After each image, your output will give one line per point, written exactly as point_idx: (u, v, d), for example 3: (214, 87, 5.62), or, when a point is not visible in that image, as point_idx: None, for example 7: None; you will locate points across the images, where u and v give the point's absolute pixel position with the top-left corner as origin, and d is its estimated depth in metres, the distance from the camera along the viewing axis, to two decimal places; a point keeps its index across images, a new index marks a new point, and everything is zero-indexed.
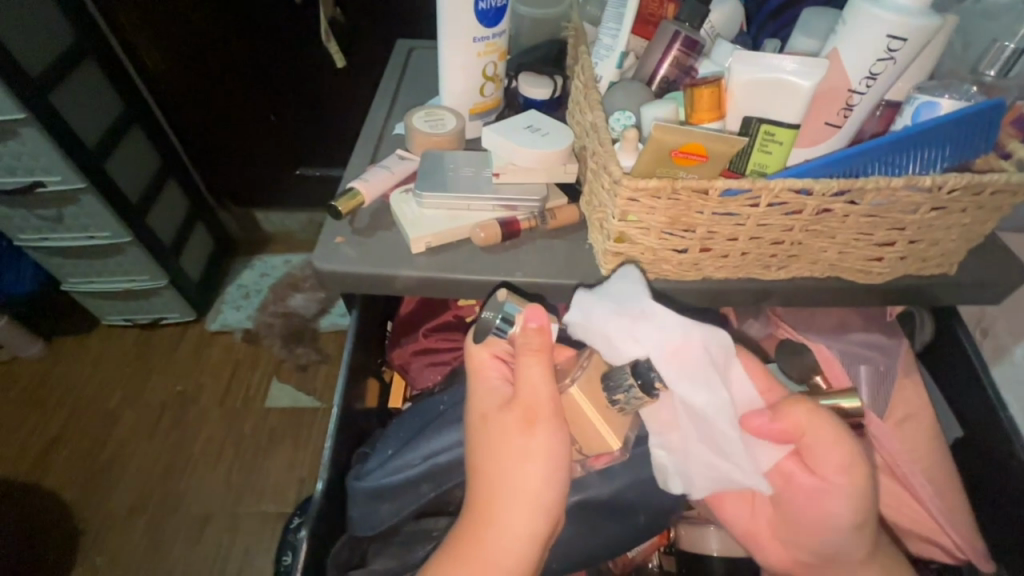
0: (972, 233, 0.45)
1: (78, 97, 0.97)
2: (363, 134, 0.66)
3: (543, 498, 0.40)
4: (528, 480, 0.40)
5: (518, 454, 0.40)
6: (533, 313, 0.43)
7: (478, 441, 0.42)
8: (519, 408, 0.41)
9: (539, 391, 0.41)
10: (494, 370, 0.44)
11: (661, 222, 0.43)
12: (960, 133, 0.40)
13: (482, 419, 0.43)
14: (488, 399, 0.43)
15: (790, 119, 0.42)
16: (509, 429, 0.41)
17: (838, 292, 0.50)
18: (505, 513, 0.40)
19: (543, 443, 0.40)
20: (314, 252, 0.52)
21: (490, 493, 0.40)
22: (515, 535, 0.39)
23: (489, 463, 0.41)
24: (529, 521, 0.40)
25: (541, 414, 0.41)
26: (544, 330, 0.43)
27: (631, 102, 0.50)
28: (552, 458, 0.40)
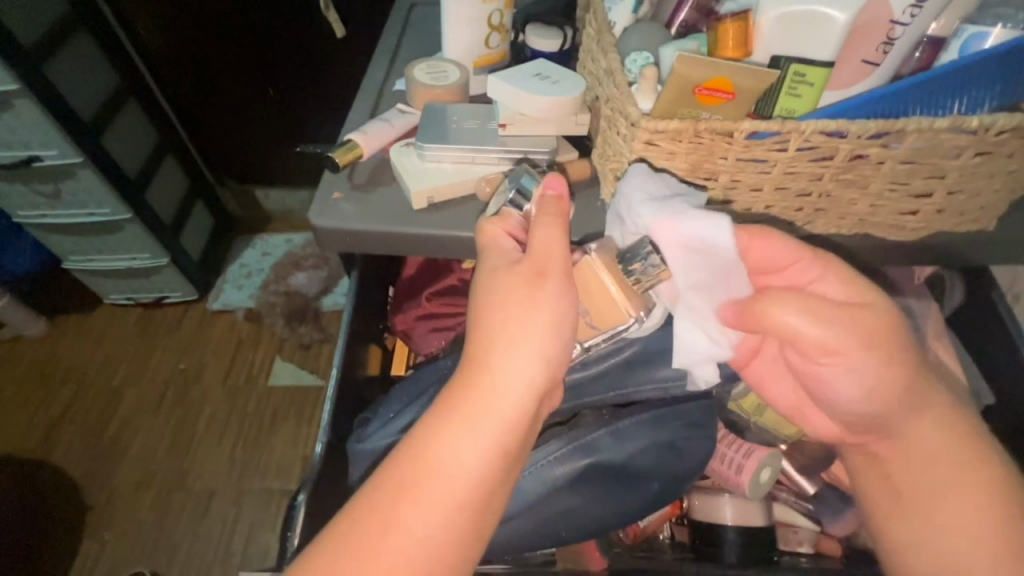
0: (1016, 183, 0.42)
1: (71, 66, 0.94)
2: (362, 91, 0.62)
3: (550, 351, 0.36)
4: (533, 331, 0.36)
5: (528, 301, 0.37)
6: (553, 181, 0.41)
7: (480, 296, 0.38)
8: (528, 262, 0.38)
9: (550, 245, 0.38)
10: (501, 236, 0.40)
11: (682, 169, 0.40)
12: (1014, 66, 0.37)
13: (490, 272, 0.38)
14: (495, 258, 0.39)
15: (822, 57, 0.39)
16: (516, 280, 0.37)
17: (867, 250, 0.47)
18: (503, 362, 0.36)
19: (554, 292, 0.37)
20: (311, 208, 0.49)
21: (495, 338, 0.36)
22: (513, 387, 0.35)
23: (490, 314, 0.37)
24: (530, 377, 0.36)
25: (553, 267, 0.37)
26: (561, 199, 0.40)
27: (649, 44, 0.46)
28: (559, 312, 0.37)
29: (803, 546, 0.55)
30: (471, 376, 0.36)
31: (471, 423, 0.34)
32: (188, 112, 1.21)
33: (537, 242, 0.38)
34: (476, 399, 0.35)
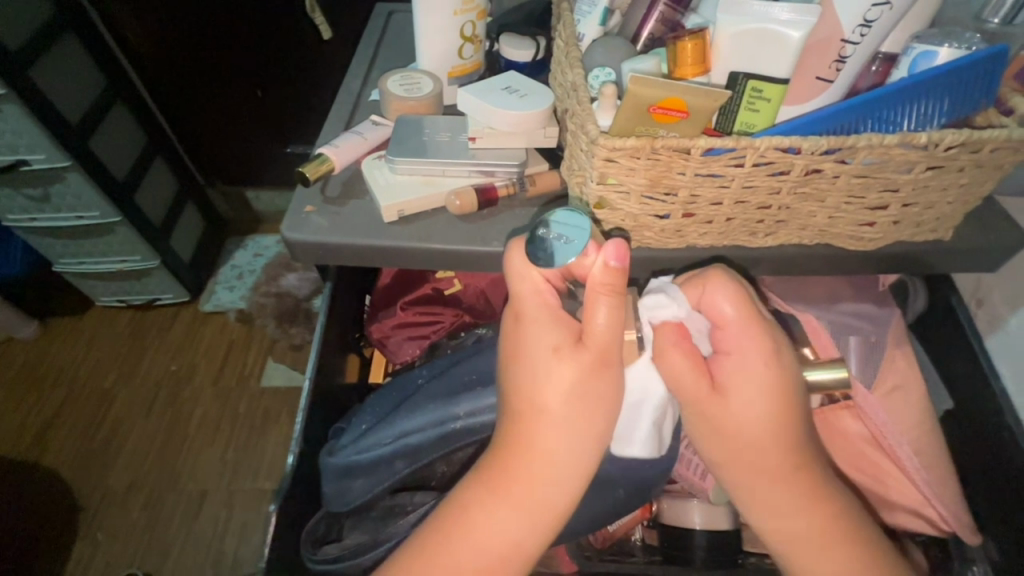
0: (970, 195, 0.43)
1: (57, 70, 0.93)
2: (338, 100, 0.63)
3: (599, 442, 0.37)
4: (590, 425, 0.36)
5: (589, 394, 0.36)
6: (614, 249, 0.37)
7: (536, 375, 0.36)
8: (592, 349, 0.36)
9: (612, 332, 0.36)
10: (553, 297, 0.38)
11: (642, 185, 0.41)
12: (959, 84, 0.38)
13: (552, 351, 0.36)
14: (553, 329, 0.37)
15: (778, 74, 0.40)
16: (580, 371, 0.36)
17: (828, 259, 0.48)
18: (559, 458, 0.36)
19: (611, 383, 0.37)
20: (283, 222, 0.50)
21: (551, 429, 0.36)
22: (564, 481, 0.36)
23: (546, 404, 0.36)
24: (579, 471, 0.37)
25: (614, 354, 0.37)
26: (623, 271, 0.37)
27: (612, 58, 0.47)
28: (613, 405, 0.37)
29: None
30: (521, 465, 0.36)
31: (522, 513, 0.36)
32: (178, 114, 1.21)
33: (602, 329, 0.36)
34: (529, 490, 0.36)
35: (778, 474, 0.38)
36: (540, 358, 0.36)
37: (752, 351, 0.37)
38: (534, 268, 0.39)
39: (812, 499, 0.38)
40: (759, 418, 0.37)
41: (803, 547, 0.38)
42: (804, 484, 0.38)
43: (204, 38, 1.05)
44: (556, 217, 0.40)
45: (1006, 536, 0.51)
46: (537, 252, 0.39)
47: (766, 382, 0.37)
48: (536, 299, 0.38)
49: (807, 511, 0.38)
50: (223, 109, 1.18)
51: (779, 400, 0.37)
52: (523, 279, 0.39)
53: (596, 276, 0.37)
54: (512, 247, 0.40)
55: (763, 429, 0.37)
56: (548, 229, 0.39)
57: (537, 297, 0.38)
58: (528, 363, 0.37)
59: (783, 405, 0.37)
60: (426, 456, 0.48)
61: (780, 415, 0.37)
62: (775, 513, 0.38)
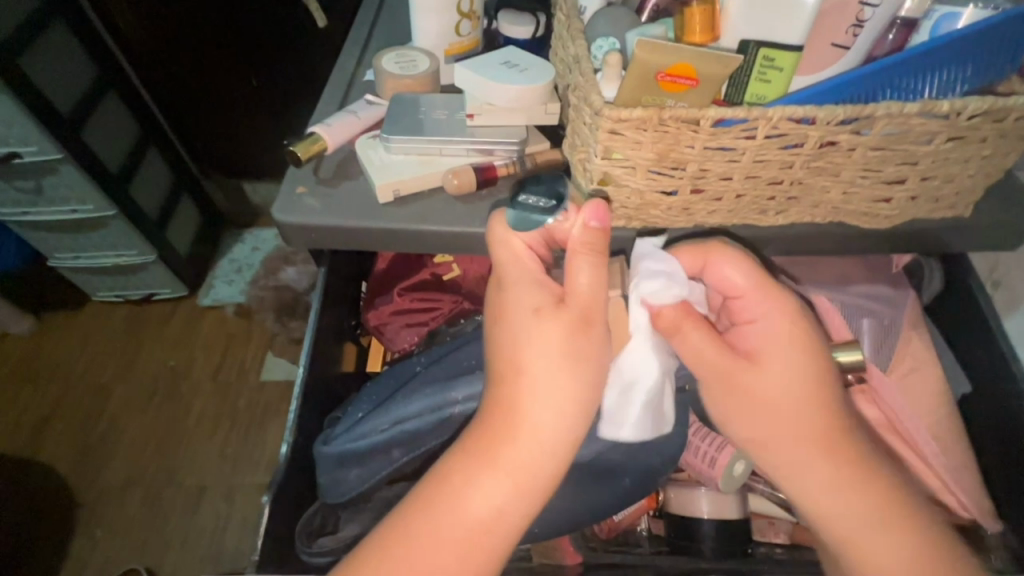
0: (992, 168, 0.41)
1: (47, 58, 0.91)
2: (332, 81, 0.61)
3: (586, 404, 0.36)
4: (575, 385, 0.36)
5: (574, 353, 0.36)
6: (592, 209, 0.37)
7: (518, 335, 0.36)
8: (574, 308, 0.36)
9: (593, 290, 0.36)
10: (534, 261, 0.38)
11: (649, 159, 0.39)
12: (983, 48, 0.36)
13: (534, 311, 0.36)
14: (535, 290, 0.37)
15: (790, 40, 0.38)
16: (562, 328, 0.35)
17: (842, 238, 0.46)
18: (544, 418, 0.35)
19: (595, 343, 0.36)
20: (274, 203, 0.48)
21: (535, 390, 0.35)
22: (548, 443, 0.35)
23: (530, 363, 0.36)
24: (564, 433, 0.36)
25: (596, 314, 0.36)
26: (605, 232, 0.37)
27: (616, 29, 0.45)
28: (598, 367, 0.36)
29: (780, 537, 0.55)
30: (505, 424, 0.36)
31: (506, 475, 0.35)
32: (172, 105, 1.18)
33: (582, 287, 0.36)
34: (513, 450, 0.35)
35: (824, 446, 0.39)
36: (522, 318, 0.36)
37: (773, 316, 0.40)
38: (516, 235, 0.39)
39: (858, 474, 0.39)
40: (791, 383, 0.39)
41: (843, 518, 0.39)
42: (848, 456, 0.39)
43: (195, 24, 1.02)
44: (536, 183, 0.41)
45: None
46: (521, 217, 0.39)
47: (790, 352, 0.39)
48: (517, 262, 0.38)
49: (850, 487, 0.39)
50: (218, 99, 1.16)
51: (816, 371, 0.39)
52: (504, 244, 0.39)
53: (577, 237, 0.37)
54: (494, 217, 0.40)
55: (799, 404, 0.39)
56: (528, 193, 0.40)
57: (518, 262, 0.38)
58: (511, 323, 0.37)
59: (808, 369, 0.39)
60: (423, 444, 0.47)
61: (810, 381, 0.39)
62: (847, 496, 0.39)
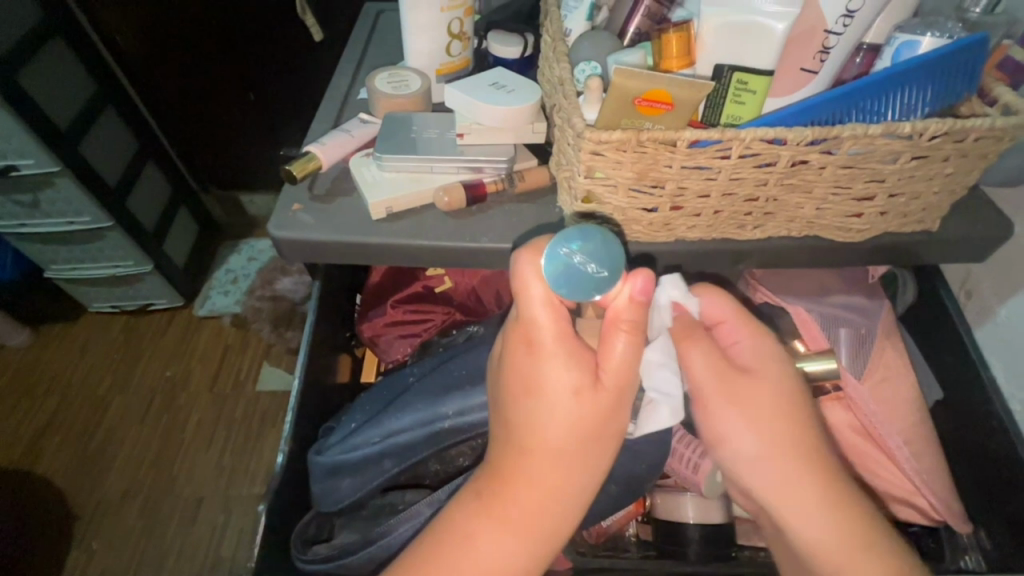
0: (955, 185, 0.43)
1: (45, 75, 0.93)
2: (326, 99, 0.62)
3: (602, 473, 0.38)
4: (598, 460, 0.37)
5: (602, 433, 0.36)
6: (642, 284, 0.36)
7: (555, 414, 0.35)
8: (608, 388, 0.36)
9: (628, 369, 0.36)
10: (570, 325, 0.37)
11: (629, 178, 0.41)
12: (940, 73, 0.38)
13: (573, 392, 0.35)
14: (574, 367, 0.36)
15: (761, 65, 0.40)
16: (598, 412, 0.35)
17: (818, 250, 0.48)
18: (572, 490, 0.37)
19: (621, 421, 0.37)
20: (270, 219, 0.49)
21: (561, 464, 0.36)
22: (573, 508, 0.37)
23: (565, 441, 0.36)
24: (586, 499, 0.37)
25: (628, 393, 0.36)
26: (643, 306, 0.37)
27: (599, 53, 0.47)
28: (621, 438, 0.38)
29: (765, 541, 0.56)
30: (533, 494, 0.36)
31: (533, 540, 0.36)
32: (169, 118, 1.20)
33: (618, 368, 0.36)
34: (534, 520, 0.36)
35: (801, 489, 0.40)
36: (559, 396, 0.35)
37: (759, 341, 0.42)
38: (551, 293, 0.36)
39: (841, 513, 0.39)
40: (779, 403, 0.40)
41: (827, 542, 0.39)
42: (833, 487, 0.39)
43: (191, 39, 1.04)
44: (578, 236, 0.36)
45: (998, 523, 0.51)
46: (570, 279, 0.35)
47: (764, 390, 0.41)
48: (553, 328, 0.36)
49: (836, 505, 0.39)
50: (215, 112, 1.17)
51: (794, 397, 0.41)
52: (541, 305, 0.36)
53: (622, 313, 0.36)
54: (526, 264, 0.37)
55: (780, 452, 0.40)
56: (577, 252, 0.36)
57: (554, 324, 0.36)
58: (546, 400, 0.36)
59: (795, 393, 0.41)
60: (415, 455, 0.48)
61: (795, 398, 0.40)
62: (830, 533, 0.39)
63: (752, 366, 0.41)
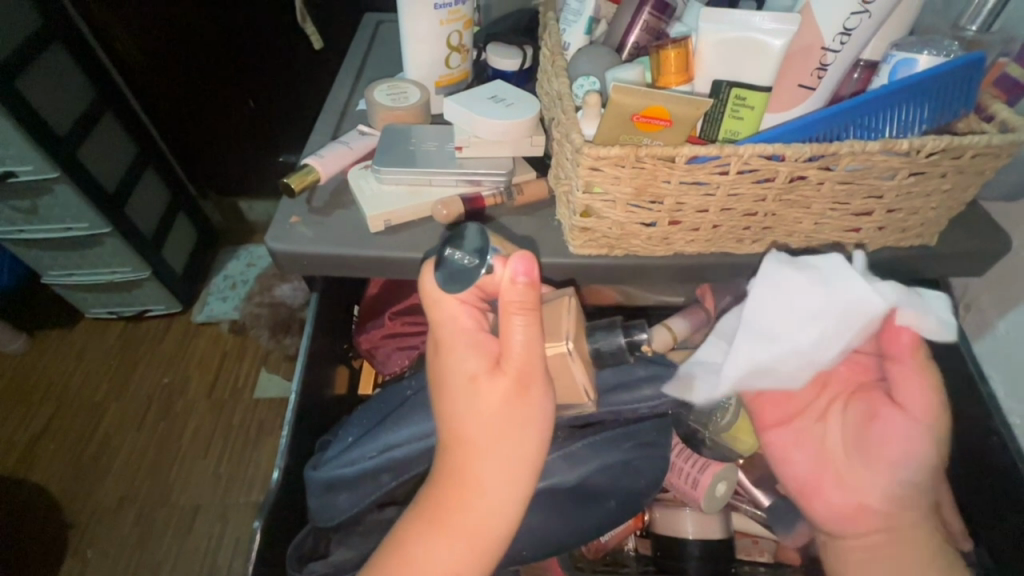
0: (953, 200, 0.43)
1: (45, 82, 0.93)
2: (326, 110, 0.62)
3: (528, 460, 0.37)
4: (516, 445, 0.37)
5: (512, 417, 0.36)
6: (520, 265, 0.36)
7: (457, 403, 0.37)
8: (509, 371, 0.37)
9: (528, 350, 0.37)
10: (471, 320, 0.39)
11: (627, 194, 0.41)
12: (937, 91, 0.39)
13: (470, 380, 0.37)
14: (472, 356, 0.37)
15: (759, 82, 0.40)
16: (499, 394, 0.36)
17: (816, 264, 0.48)
18: (491, 482, 0.36)
19: (533, 404, 0.37)
20: (267, 232, 0.49)
21: (477, 453, 0.37)
22: (498, 503, 0.36)
23: (474, 430, 0.37)
24: (513, 492, 0.37)
25: (534, 375, 0.37)
26: (534, 286, 0.37)
27: (597, 68, 0.48)
28: (541, 425, 0.37)
29: (763, 556, 0.56)
30: (452, 492, 0.37)
31: (457, 539, 0.36)
32: (168, 125, 1.20)
33: (517, 349, 0.36)
34: (462, 516, 0.36)
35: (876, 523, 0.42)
36: (457, 385, 0.37)
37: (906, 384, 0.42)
38: (449, 294, 0.39)
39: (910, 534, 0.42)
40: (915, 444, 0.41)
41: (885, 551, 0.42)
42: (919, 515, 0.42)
43: (191, 47, 1.04)
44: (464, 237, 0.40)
45: (1000, 539, 0.51)
46: (449, 276, 0.39)
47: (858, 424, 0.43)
48: (453, 324, 0.39)
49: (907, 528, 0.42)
50: (214, 119, 1.18)
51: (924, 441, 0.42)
52: (439, 305, 0.39)
53: (507, 296, 0.37)
54: (424, 272, 0.40)
55: (897, 495, 0.41)
56: (456, 248, 0.40)
57: (455, 321, 0.39)
58: (450, 392, 0.38)
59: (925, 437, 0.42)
60: (411, 470, 0.48)
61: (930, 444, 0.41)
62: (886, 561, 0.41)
63: (907, 410, 0.41)
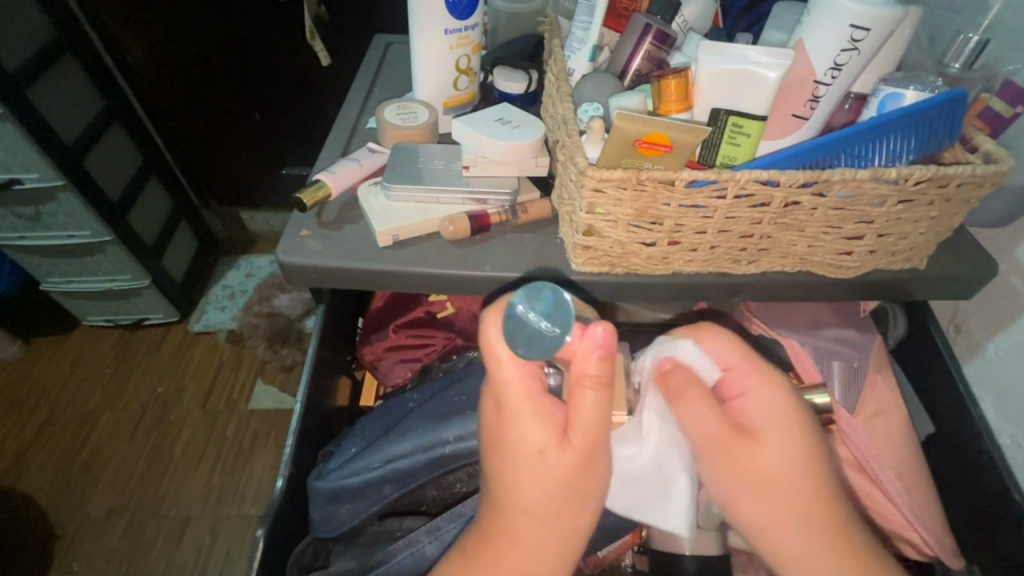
0: (941, 226, 0.45)
1: (55, 90, 0.95)
2: (336, 127, 0.64)
3: (579, 528, 0.37)
4: (575, 514, 0.36)
5: (578, 491, 0.36)
6: (603, 337, 0.35)
7: (520, 473, 0.35)
8: (580, 444, 0.35)
9: (600, 423, 0.35)
10: (537, 382, 0.36)
11: (629, 214, 0.42)
12: (925, 124, 0.41)
13: (537, 453, 0.35)
14: (538, 427, 0.35)
15: (755, 110, 0.42)
16: (567, 469, 0.35)
17: (811, 286, 0.50)
18: (545, 546, 0.36)
19: (596, 477, 0.36)
20: (279, 243, 0.50)
21: (533, 523, 0.36)
22: (545, 564, 0.36)
23: (536, 501, 0.36)
24: (564, 560, 0.37)
25: (601, 450, 0.36)
26: (609, 358, 0.35)
27: (601, 94, 0.50)
28: (598, 494, 0.37)
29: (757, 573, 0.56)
30: (507, 559, 0.36)
31: None
32: (171, 134, 1.21)
33: (593, 424, 0.35)
34: None
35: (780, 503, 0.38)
36: (523, 457, 0.35)
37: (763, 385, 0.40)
38: (511, 354, 0.35)
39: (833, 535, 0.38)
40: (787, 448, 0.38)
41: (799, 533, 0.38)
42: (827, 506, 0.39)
43: (198, 60, 1.06)
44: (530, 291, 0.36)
45: (988, 557, 0.52)
46: (519, 334, 0.35)
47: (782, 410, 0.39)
48: (518, 388, 0.36)
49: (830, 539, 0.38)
50: (218, 132, 1.20)
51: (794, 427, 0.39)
52: (504, 368, 0.35)
53: (585, 366, 0.35)
54: (488, 321, 0.36)
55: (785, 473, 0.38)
56: (529, 305, 0.35)
57: (519, 385, 0.36)
58: (510, 458, 0.36)
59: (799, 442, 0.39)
60: (414, 481, 0.49)
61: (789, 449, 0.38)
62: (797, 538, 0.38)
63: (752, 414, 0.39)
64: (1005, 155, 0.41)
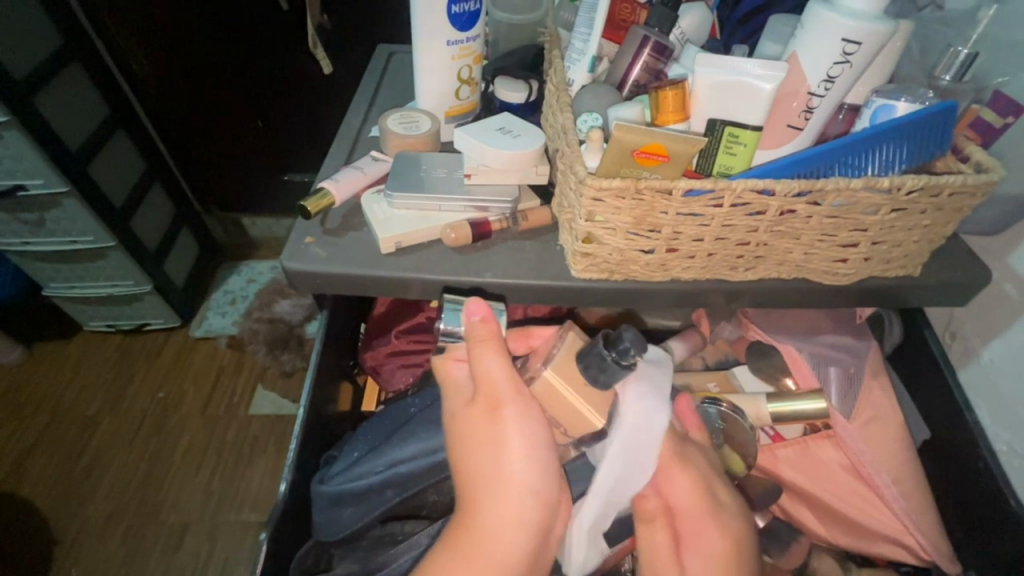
0: (934, 235, 0.46)
1: (62, 99, 0.96)
2: (339, 136, 0.65)
3: (524, 478, 0.38)
4: (505, 466, 0.38)
5: (493, 437, 0.39)
6: (473, 307, 0.43)
7: (450, 440, 0.42)
8: (481, 396, 0.41)
9: (495, 374, 0.41)
10: (460, 372, 0.44)
11: (627, 223, 0.43)
12: (915, 133, 0.41)
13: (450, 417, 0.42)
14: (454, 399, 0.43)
15: (751, 121, 0.43)
16: (468, 418, 0.40)
17: (809, 293, 0.50)
18: (488, 500, 0.38)
19: (507, 421, 0.39)
20: (283, 250, 0.51)
21: (471, 479, 0.39)
22: (504, 526, 0.37)
23: (465, 458, 0.40)
24: (520, 515, 0.37)
25: (500, 397, 0.40)
26: (488, 321, 0.42)
27: (600, 104, 0.51)
28: (523, 441, 0.39)
29: None
30: (464, 523, 0.38)
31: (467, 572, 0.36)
32: (173, 141, 1.22)
33: (481, 377, 0.41)
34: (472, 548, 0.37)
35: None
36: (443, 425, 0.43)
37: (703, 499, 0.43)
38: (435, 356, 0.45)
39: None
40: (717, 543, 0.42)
41: None
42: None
43: (202, 69, 1.08)
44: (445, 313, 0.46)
45: (983, 561, 0.53)
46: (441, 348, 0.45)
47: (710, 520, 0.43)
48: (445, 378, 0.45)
49: None
50: (221, 139, 1.21)
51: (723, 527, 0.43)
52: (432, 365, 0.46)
53: (469, 334, 0.42)
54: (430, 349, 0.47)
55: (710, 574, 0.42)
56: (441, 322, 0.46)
57: (450, 379, 0.45)
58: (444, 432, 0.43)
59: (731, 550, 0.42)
60: (415, 487, 0.49)
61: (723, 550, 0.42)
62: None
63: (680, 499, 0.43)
64: (995, 165, 0.42)
